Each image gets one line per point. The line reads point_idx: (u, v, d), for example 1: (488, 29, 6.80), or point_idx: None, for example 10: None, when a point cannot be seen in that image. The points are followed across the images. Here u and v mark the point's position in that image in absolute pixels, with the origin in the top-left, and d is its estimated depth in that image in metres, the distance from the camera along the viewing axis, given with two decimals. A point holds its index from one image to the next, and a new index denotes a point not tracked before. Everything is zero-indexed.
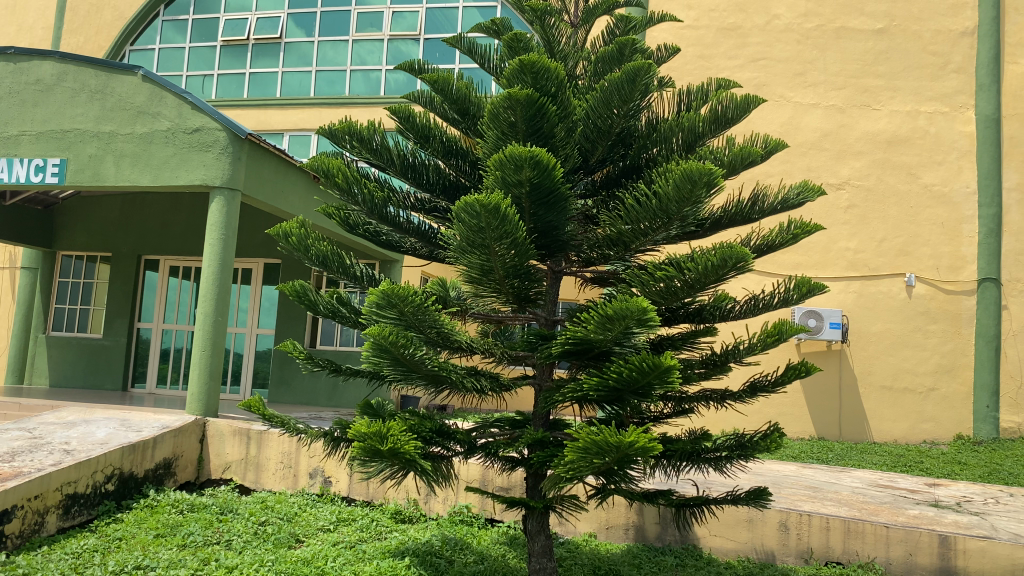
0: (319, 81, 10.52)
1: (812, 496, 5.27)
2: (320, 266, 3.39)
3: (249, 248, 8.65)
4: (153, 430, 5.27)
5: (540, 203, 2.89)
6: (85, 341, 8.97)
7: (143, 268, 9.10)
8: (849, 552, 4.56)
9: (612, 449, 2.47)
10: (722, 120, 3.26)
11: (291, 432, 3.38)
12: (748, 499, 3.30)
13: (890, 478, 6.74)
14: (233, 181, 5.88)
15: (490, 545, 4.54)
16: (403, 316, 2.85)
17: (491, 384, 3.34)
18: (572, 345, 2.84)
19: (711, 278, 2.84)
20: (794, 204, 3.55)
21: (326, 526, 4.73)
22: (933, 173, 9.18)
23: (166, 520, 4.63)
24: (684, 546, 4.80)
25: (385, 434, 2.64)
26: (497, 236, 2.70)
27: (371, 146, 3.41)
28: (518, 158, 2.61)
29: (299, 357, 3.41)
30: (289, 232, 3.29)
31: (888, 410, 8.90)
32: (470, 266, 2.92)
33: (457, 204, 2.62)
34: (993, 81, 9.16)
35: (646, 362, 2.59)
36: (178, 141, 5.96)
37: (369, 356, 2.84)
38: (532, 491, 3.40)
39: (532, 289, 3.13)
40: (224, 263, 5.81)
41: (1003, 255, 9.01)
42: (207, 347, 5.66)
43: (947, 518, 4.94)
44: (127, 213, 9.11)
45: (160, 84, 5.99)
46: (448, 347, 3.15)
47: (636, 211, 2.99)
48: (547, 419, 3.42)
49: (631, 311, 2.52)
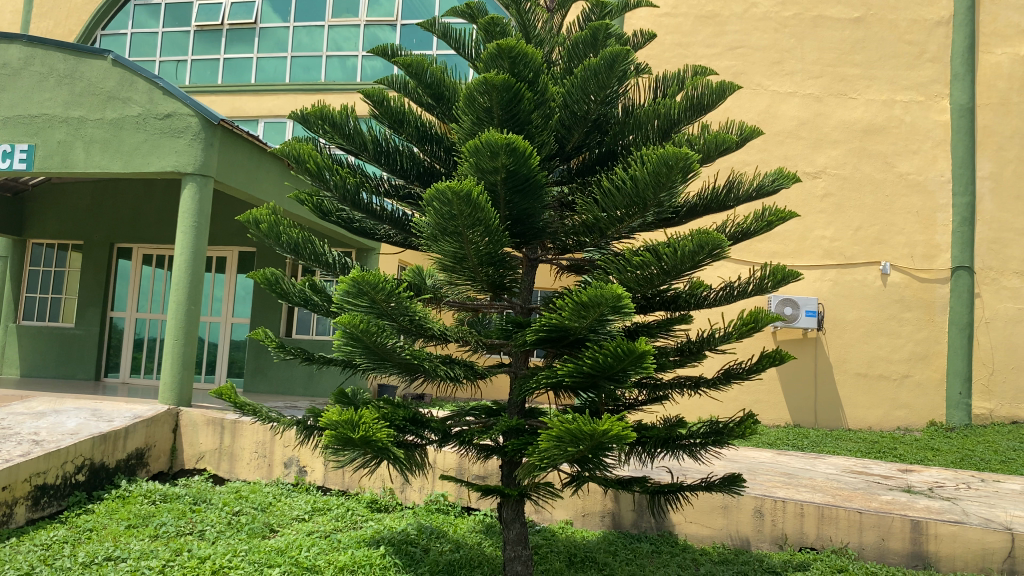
0: (294, 67, 10.40)
1: (787, 482, 5.31)
2: (291, 253, 3.34)
3: (223, 236, 8.55)
4: (125, 420, 5.20)
5: (515, 189, 2.86)
6: (57, 331, 8.85)
7: (115, 256, 8.98)
8: (823, 537, 4.60)
9: (586, 438, 2.46)
10: (698, 107, 3.24)
11: (263, 420, 3.34)
12: (722, 486, 3.29)
13: (864, 464, 6.80)
14: (206, 168, 5.80)
15: (466, 533, 4.52)
16: (375, 303, 2.81)
17: (466, 372, 3.30)
18: (547, 333, 2.82)
19: (687, 264, 2.83)
20: (769, 190, 3.53)
21: (301, 516, 4.69)
22: (908, 161, 9.24)
23: (138, 511, 4.57)
24: (659, 533, 4.82)
25: (357, 423, 2.61)
26: (470, 222, 2.67)
27: (342, 131, 3.35)
28: (493, 145, 2.58)
29: (270, 345, 3.35)
30: (259, 218, 3.23)
31: (862, 397, 8.99)
32: (444, 253, 2.89)
33: (429, 191, 2.59)
34: (968, 71, 9.22)
35: (620, 349, 2.58)
36: (149, 127, 5.86)
37: (341, 344, 2.81)
38: (507, 479, 3.39)
39: (507, 277, 3.11)
40: (197, 250, 5.73)
41: (976, 243, 9.10)
42: (180, 336, 5.59)
43: (919, 504, 4.98)
44: (98, 201, 8.97)
45: (131, 69, 5.89)
46: (422, 334, 3.12)
47: (613, 198, 2.96)
48: (522, 407, 3.39)
49: (606, 298, 2.50)
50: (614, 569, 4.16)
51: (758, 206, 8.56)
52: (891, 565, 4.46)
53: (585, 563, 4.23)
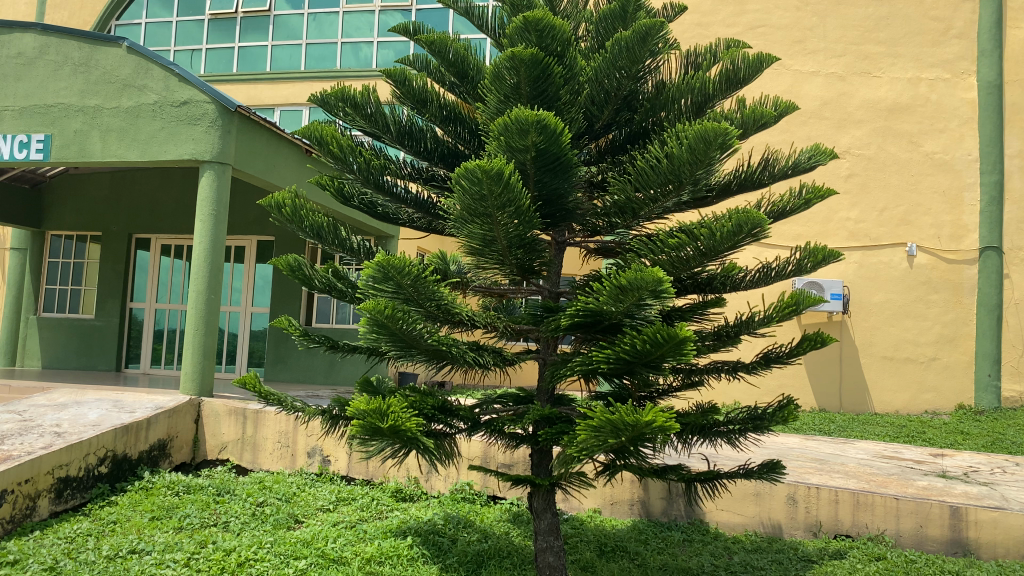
0: (309, 54, 10.32)
1: (819, 468, 5.20)
2: (314, 239, 3.25)
3: (242, 225, 8.48)
4: (146, 411, 5.15)
5: (545, 169, 2.76)
6: (77, 322, 8.85)
7: (134, 247, 8.95)
8: (858, 524, 4.49)
9: (626, 427, 2.38)
10: (734, 81, 3.11)
11: (287, 410, 3.27)
12: (762, 473, 3.19)
13: (895, 449, 6.66)
14: (224, 155, 5.72)
15: (494, 523, 4.44)
16: (401, 289, 2.72)
17: (495, 358, 3.21)
18: (581, 317, 2.73)
19: (726, 244, 2.72)
20: (806, 167, 3.43)
21: (325, 506, 4.63)
22: (934, 140, 9.04)
23: (161, 503, 4.53)
24: (690, 521, 4.72)
25: (386, 412, 2.53)
26: (500, 203, 2.57)
27: (364, 112, 3.24)
28: (523, 122, 2.48)
29: (294, 333, 3.27)
30: (281, 203, 3.14)
31: (889, 380, 8.84)
32: (472, 237, 2.80)
33: (458, 172, 2.49)
34: (996, 47, 9.00)
35: (659, 334, 2.48)
36: (165, 115, 5.78)
37: (367, 331, 2.72)
38: (538, 468, 3.30)
39: (536, 261, 3.01)
40: (216, 239, 5.66)
41: (1006, 223, 8.91)
42: (201, 325, 5.53)
43: (957, 489, 4.86)
44: (116, 191, 8.93)
45: (146, 56, 5.82)
46: (450, 321, 3.02)
47: (647, 177, 2.86)
48: (552, 394, 3.31)
49: (646, 282, 2.40)
50: (646, 558, 4.07)
51: (796, 183, 8.40)
52: (930, 552, 4.35)
53: (617, 552, 4.15)
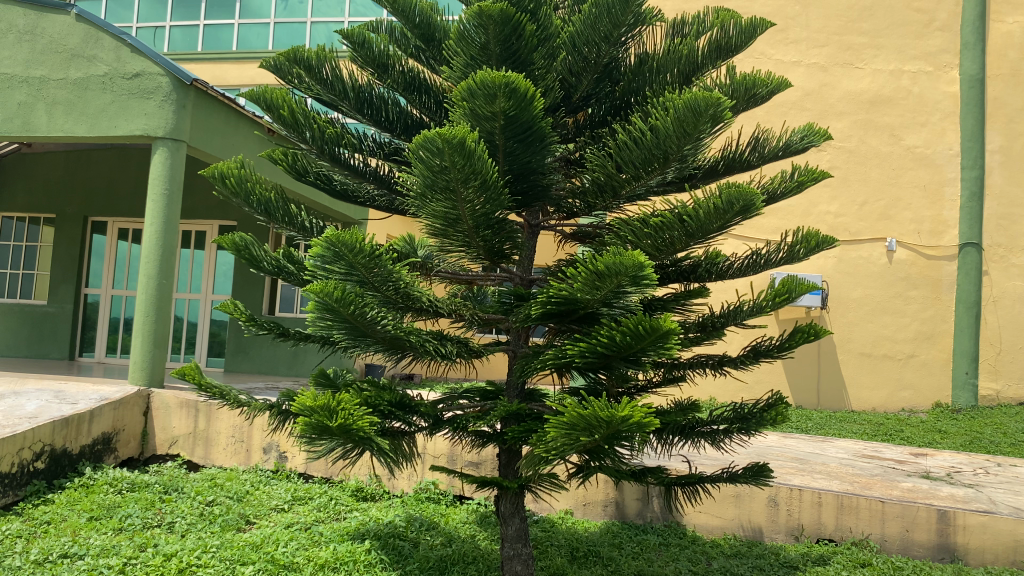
0: (277, 33, 9.94)
1: (800, 468, 4.99)
2: (262, 215, 2.95)
3: (202, 209, 8.15)
4: (90, 403, 4.82)
5: (516, 139, 2.49)
6: (28, 308, 8.44)
7: (90, 231, 8.56)
8: (842, 529, 4.28)
9: (601, 427, 2.12)
10: (724, 49, 2.88)
11: (231, 404, 2.98)
12: (747, 477, 2.95)
13: (875, 448, 6.47)
14: (178, 131, 5.38)
15: (459, 525, 4.18)
16: (354, 271, 2.44)
17: (460, 350, 2.94)
18: (554, 306, 2.46)
19: (714, 226, 2.47)
20: (798, 149, 3.19)
21: (279, 506, 4.34)
22: (916, 134, 8.88)
23: (102, 502, 4.21)
24: (667, 524, 4.49)
25: (335, 408, 2.26)
26: (463, 176, 2.29)
27: (319, 76, 2.95)
28: (490, 86, 2.21)
29: (239, 319, 2.97)
30: (226, 174, 2.83)
31: (866, 377, 8.67)
32: (434, 215, 2.52)
33: (416, 140, 2.21)
34: (978, 40, 8.84)
35: (641, 325, 2.23)
36: (116, 88, 5.43)
37: (316, 319, 2.44)
38: (505, 469, 3.05)
39: (505, 244, 2.73)
40: (169, 219, 5.33)
41: (985, 219, 8.78)
42: (151, 311, 5.20)
43: (943, 491, 4.68)
44: (71, 172, 8.53)
45: (96, 25, 5.47)
46: (410, 308, 2.74)
47: (629, 152, 2.60)
48: (522, 389, 3.06)
49: (625, 266, 2.15)
50: (620, 564, 3.83)
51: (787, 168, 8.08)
52: (916, 558, 4.16)
53: (590, 558, 3.90)
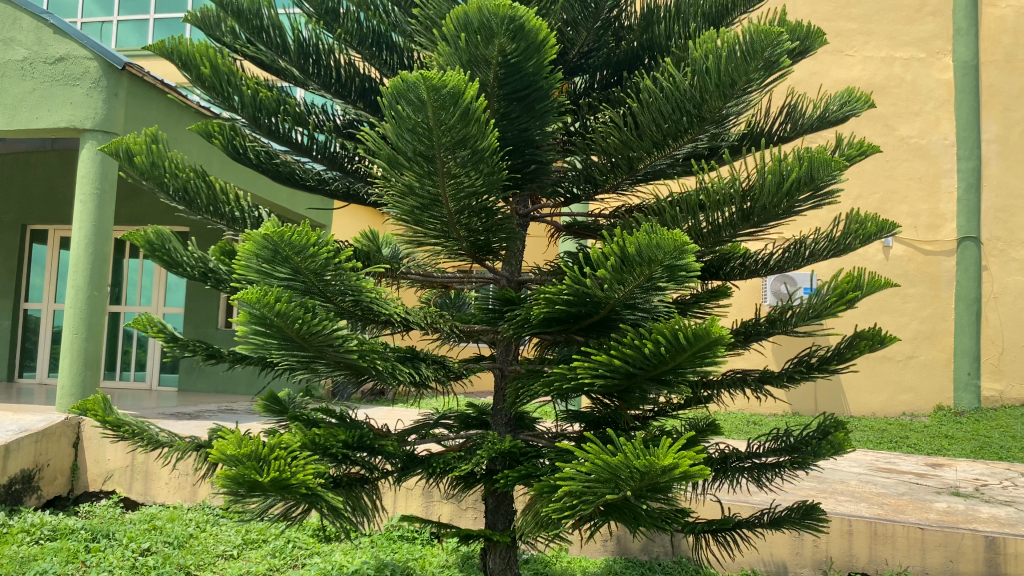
0: None
1: (820, 490, 4.43)
2: (181, 204, 2.37)
3: (151, 215, 7.43)
4: (5, 436, 4.18)
5: (511, 98, 1.95)
6: None
7: (30, 240, 7.83)
8: (876, 562, 3.73)
9: (631, 477, 1.54)
10: None
11: (146, 445, 2.37)
12: (797, 519, 2.44)
13: (889, 460, 5.92)
14: (110, 122, 4.73)
15: (437, 570, 3.57)
16: (300, 273, 1.84)
17: (440, 372, 2.34)
18: (561, 309, 1.90)
19: (779, 206, 2.03)
20: (836, 119, 2.64)
21: (228, 552, 3.73)
22: (910, 124, 8.24)
23: (12, 554, 3.54)
24: (676, 560, 3.92)
25: (266, 461, 1.67)
26: (450, 142, 1.74)
27: (253, 25, 2.44)
28: (485, 18, 1.69)
29: (156, 336, 2.32)
30: (133, 151, 2.25)
31: (865, 381, 8.07)
32: (402, 196, 1.95)
33: (389, 86, 1.65)
34: (971, 25, 8.22)
35: (680, 333, 1.66)
36: (38, 74, 4.79)
37: (247, 334, 1.84)
38: (493, 517, 2.46)
39: (496, 238, 2.15)
40: (103, 223, 4.70)
41: (983, 211, 8.18)
42: (81, 328, 4.56)
43: (983, 513, 4.14)
44: (7, 178, 7.76)
45: (13, 3, 4.82)
46: (372, 321, 2.15)
47: (652, 117, 2.05)
48: (512, 419, 2.49)
49: (662, 251, 1.60)
50: None
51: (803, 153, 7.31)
52: None
53: None
